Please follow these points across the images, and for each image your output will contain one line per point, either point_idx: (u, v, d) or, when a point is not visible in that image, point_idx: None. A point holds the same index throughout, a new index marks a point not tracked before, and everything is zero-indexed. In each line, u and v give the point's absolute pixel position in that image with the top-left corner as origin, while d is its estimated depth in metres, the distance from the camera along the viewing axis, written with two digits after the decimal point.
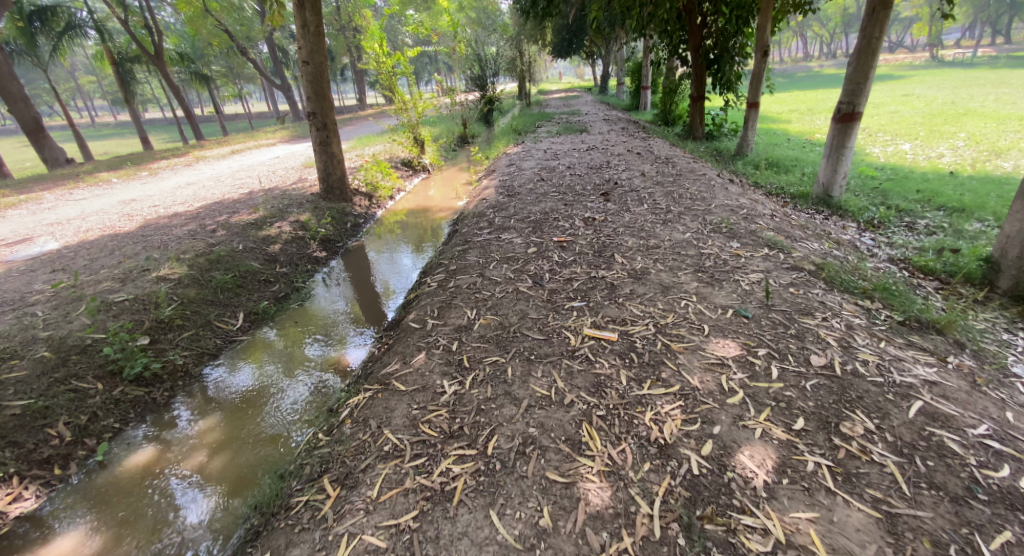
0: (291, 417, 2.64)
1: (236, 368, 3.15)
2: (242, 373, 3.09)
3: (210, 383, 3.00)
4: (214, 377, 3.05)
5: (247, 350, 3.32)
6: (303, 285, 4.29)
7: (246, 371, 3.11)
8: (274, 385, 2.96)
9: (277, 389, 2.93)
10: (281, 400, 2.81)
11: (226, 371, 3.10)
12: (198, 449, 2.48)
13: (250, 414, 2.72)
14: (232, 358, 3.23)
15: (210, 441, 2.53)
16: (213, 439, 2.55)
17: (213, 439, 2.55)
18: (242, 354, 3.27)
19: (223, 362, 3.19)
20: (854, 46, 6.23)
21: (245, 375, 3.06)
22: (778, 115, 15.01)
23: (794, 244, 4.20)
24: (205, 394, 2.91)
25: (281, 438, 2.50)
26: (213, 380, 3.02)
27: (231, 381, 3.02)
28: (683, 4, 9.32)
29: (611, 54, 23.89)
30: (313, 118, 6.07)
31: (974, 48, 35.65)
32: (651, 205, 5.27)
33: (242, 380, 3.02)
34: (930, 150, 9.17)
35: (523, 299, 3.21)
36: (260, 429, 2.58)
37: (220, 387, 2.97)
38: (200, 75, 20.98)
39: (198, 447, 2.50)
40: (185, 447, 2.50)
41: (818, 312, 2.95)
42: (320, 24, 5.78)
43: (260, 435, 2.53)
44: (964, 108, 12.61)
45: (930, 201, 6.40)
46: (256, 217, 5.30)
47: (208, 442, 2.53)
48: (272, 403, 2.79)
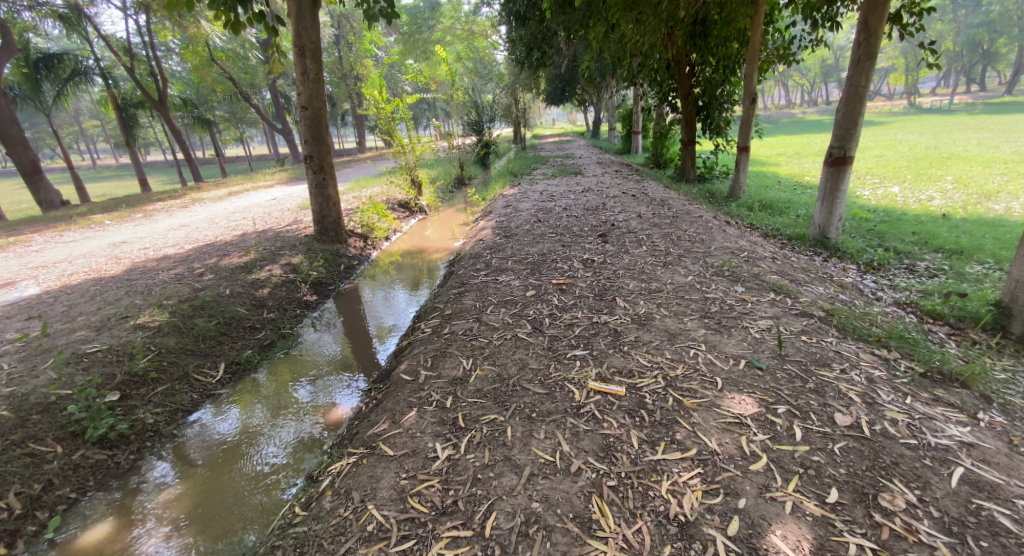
0: (277, 472, 2.46)
1: (222, 413, 3.01)
2: (229, 419, 2.96)
3: (193, 431, 2.85)
4: (197, 425, 2.90)
5: (235, 395, 3.18)
6: (291, 330, 4.10)
7: (233, 417, 2.97)
8: (260, 434, 2.81)
9: (263, 439, 2.77)
10: (267, 451, 2.65)
11: (210, 418, 2.96)
12: (175, 506, 2.31)
13: (234, 466, 2.56)
14: (218, 404, 3.08)
15: (190, 497, 2.37)
16: (192, 494, 2.38)
17: (192, 495, 2.38)
18: (228, 403, 3.10)
19: (209, 407, 3.05)
20: (842, 94, 6.39)
21: (230, 424, 2.90)
22: (767, 159, 15.37)
23: (799, 288, 4.09)
24: (187, 443, 2.76)
25: (266, 497, 2.31)
26: (196, 428, 2.86)
27: (215, 428, 2.87)
28: (673, 55, 9.69)
29: (603, 101, 24.77)
30: (310, 161, 6.07)
31: (951, 95, 37.23)
32: (650, 247, 5.19)
33: (227, 431, 2.85)
34: (920, 193, 9.30)
35: (523, 348, 3.03)
36: (244, 487, 2.39)
37: (203, 437, 2.80)
38: (202, 120, 21.48)
39: (176, 505, 2.32)
40: (162, 504, 2.34)
41: (835, 362, 2.79)
42: (319, 71, 5.89)
43: (241, 491, 2.36)
44: (948, 152, 12.95)
45: (927, 243, 6.38)
46: (246, 260, 5.16)
47: (186, 498, 2.36)
48: (257, 454, 2.63)
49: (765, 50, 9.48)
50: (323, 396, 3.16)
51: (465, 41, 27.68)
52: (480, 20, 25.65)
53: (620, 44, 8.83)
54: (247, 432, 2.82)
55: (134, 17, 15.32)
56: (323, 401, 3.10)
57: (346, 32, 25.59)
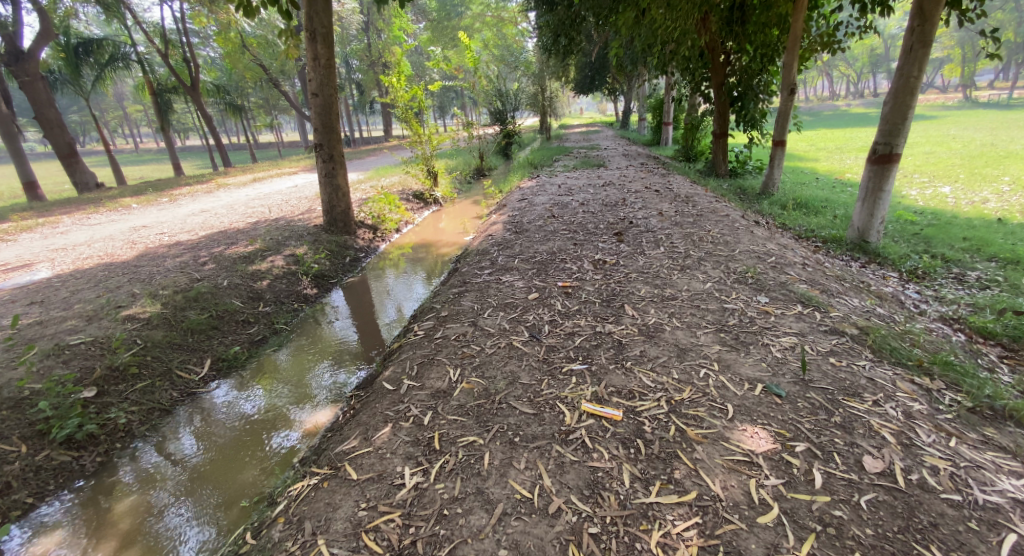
0: (287, 455, 2.53)
1: (247, 392, 3.14)
2: (251, 397, 3.09)
3: (218, 407, 3.00)
4: (224, 402, 3.04)
5: (256, 376, 3.31)
6: (285, 325, 3.97)
7: (255, 396, 3.10)
8: (278, 414, 2.91)
9: (280, 420, 2.85)
10: (283, 432, 2.74)
11: (235, 396, 3.09)
12: (194, 481, 2.43)
13: (252, 444, 2.66)
14: (243, 384, 3.22)
15: (208, 472, 2.49)
16: (211, 469, 2.50)
17: (211, 470, 2.50)
18: (251, 383, 3.23)
19: (232, 387, 3.19)
20: (891, 86, 5.85)
21: (254, 403, 3.02)
22: (805, 154, 14.55)
23: (831, 299, 3.71)
24: (211, 418, 2.90)
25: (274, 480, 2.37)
26: (223, 405, 3.01)
27: (240, 405, 3.01)
28: (706, 42, 9.16)
29: (634, 91, 24.03)
30: (320, 149, 5.94)
31: (1012, 89, 34.77)
32: (669, 248, 4.85)
33: (250, 409, 2.97)
34: (972, 194, 8.57)
35: (516, 359, 2.79)
36: (259, 467, 2.48)
37: (229, 413, 2.94)
38: (234, 105, 21.85)
39: (194, 479, 2.44)
40: (183, 477, 2.47)
41: (867, 392, 2.45)
42: (331, 57, 5.72)
43: (255, 471, 2.45)
44: (1006, 150, 11.97)
45: (979, 250, 5.81)
46: (250, 250, 5.08)
47: (205, 474, 2.48)
48: (272, 433, 2.73)
49: (807, 37, 8.84)
50: (337, 381, 3.21)
51: (494, 28, 27.28)
52: (510, 7, 25.21)
53: (650, 30, 8.31)
54: (266, 412, 2.93)
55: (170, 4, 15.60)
56: (335, 388, 3.14)
57: (376, 19, 25.59)
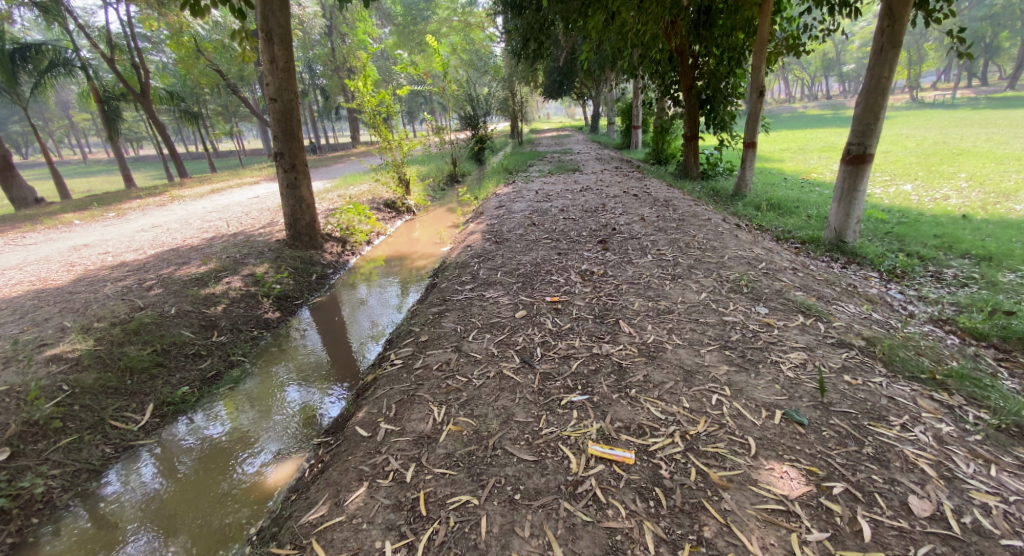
0: (254, 490, 2.32)
1: (213, 416, 2.92)
2: (218, 421, 2.88)
3: (181, 433, 2.78)
4: (188, 428, 2.82)
5: (222, 401, 3.06)
6: (243, 356, 3.54)
7: (221, 420, 2.88)
8: (245, 440, 2.70)
9: (248, 447, 2.65)
10: (250, 460, 2.53)
11: (200, 421, 2.87)
12: (158, 515, 2.23)
13: (219, 475, 2.46)
14: (208, 408, 2.99)
15: (175, 503, 2.29)
16: (177, 501, 2.31)
17: (178, 502, 2.30)
18: (217, 407, 3.00)
19: (196, 412, 2.95)
20: (862, 86, 5.84)
21: (220, 428, 2.81)
22: (772, 154, 14.83)
23: (829, 307, 3.57)
24: (175, 445, 2.69)
25: (238, 521, 2.15)
26: (187, 431, 2.79)
27: (204, 431, 2.79)
28: (676, 45, 9.10)
29: (602, 96, 24.22)
30: (280, 159, 5.49)
31: (954, 89, 36.78)
32: (656, 256, 4.64)
33: (215, 435, 2.76)
34: (934, 191, 8.80)
35: (507, 391, 2.48)
36: (222, 503, 2.26)
37: (194, 440, 2.73)
38: (190, 113, 20.76)
39: (159, 512, 2.25)
40: (146, 511, 2.26)
41: (892, 414, 2.26)
42: (290, 59, 5.30)
43: (226, 502, 2.27)
44: (958, 148, 12.46)
45: (952, 247, 5.85)
46: (204, 270, 4.60)
47: (170, 507, 2.28)
48: (241, 461, 2.53)
49: (773, 40, 8.91)
50: (312, 403, 3.01)
51: (461, 33, 26.94)
52: (477, 12, 24.95)
53: (620, 34, 8.13)
54: (236, 438, 2.72)
55: (115, 7, 14.63)
56: (310, 411, 2.92)
57: (339, 23, 24.90)
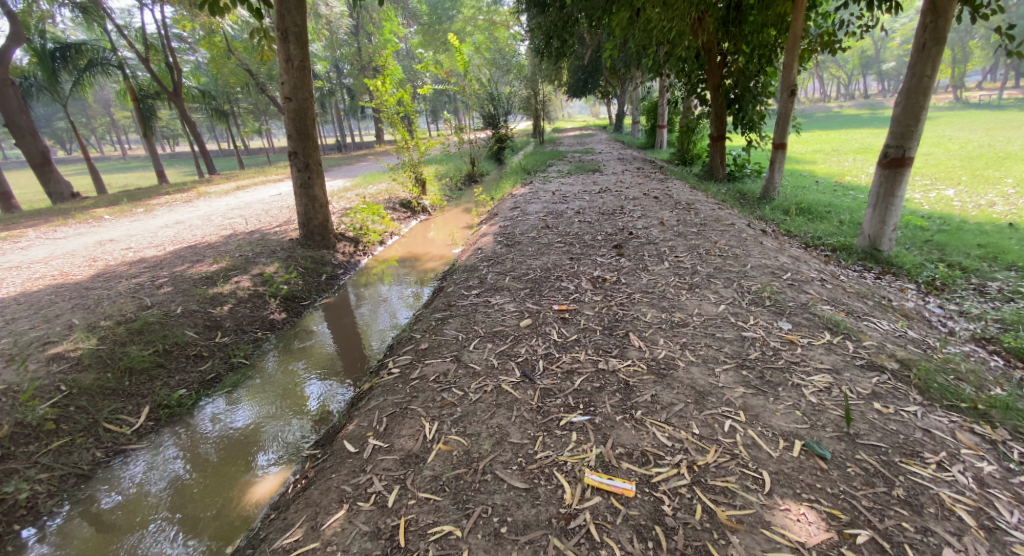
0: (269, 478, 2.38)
1: (235, 406, 3.02)
2: (240, 411, 2.97)
3: (206, 422, 2.88)
4: (212, 417, 2.92)
5: (242, 394, 3.14)
6: (243, 359, 3.51)
7: (243, 410, 2.98)
8: (264, 430, 2.77)
9: (266, 437, 2.72)
10: (268, 451, 2.60)
11: (224, 411, 2.97)
12: (179, 501, 2.31)
13: (238, 463, 2.53)
14: (230, 400, 3.08)
15: (197, 490, 2.37)
16: (198, 489, 2.38)
17: (201, 488, 2.38)
18: (239, 399, 3.09)
19: (220, 403, 3.05)
20: (901, 86, 5.48)
21: (242, 418, 2.90)
22: (802, 156, 14.26)
23: (860, 325, 3.30)
24: (200, 433, 2.79)
25: (253, 510, 2.20)
26: (212, 420, 2.89)
27: (227, 420, 2.88)
28: (702, 42, 8.79)
29: (627, 94, 23.81)
30: (295, 158, 5.48)
31: (1002, 89, 34.87)
32: (673, 263, 4.42)
33: (237, 424, 2.85)
34: (978, 197, 8.25)
35: (503, 408, 2.34)
36: (239, 492, 2.32)
37: (217, 427, 2.83)
38: (220, 111, 21.26)
39: (183, 497, 2.33)
40: (171, 496, 2.35)
41: (926, 450, 2.03)
42: (305, 58, 5.28)
43: (244, 490, 2.33)
44: (1006, 151, 11.71)
45: (997, 258, 5.44)
46: (215, 269, 4.61)
47: (193, 493, 2.36)
48: (259, 451, 2.60)
49: (807, 37, 8.50)
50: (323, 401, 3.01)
51: (486, 32, 26.87)
52: (502, 10, 24.82)
53: (645, 32, 7.86)
54: (253, 432, 2.76)
55: (151, 8, 15.05)
56: (319, 410, 2.92)
57: (365, 22, 25.16)
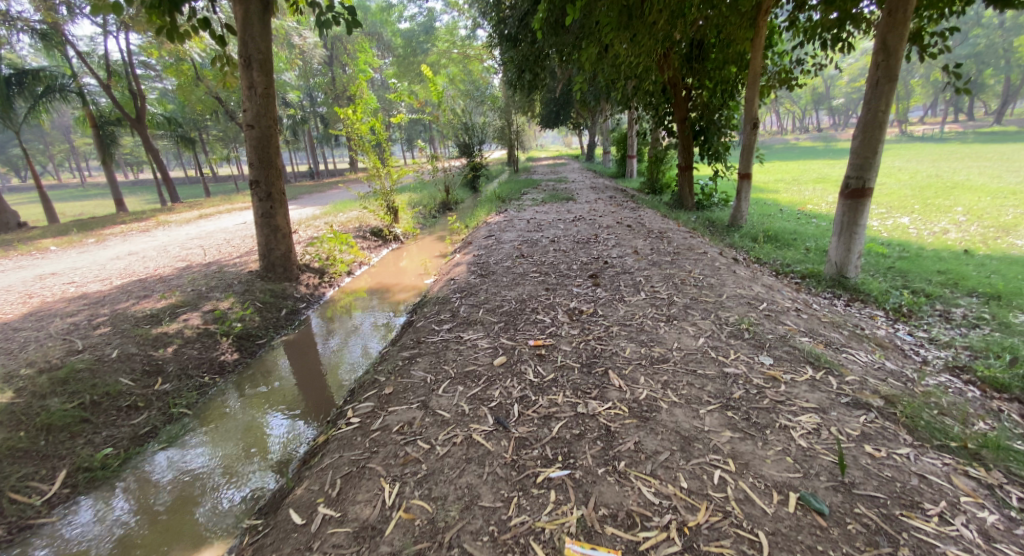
0: (222, 531, 2.22)
1: (193, 450, 2.84)
2: (198, 455, 2.79)
3: (160, 467, 2.69)
4: (167, 461, 2.74)
5: (200, 437, 2.96)
6: (185, 410, 3.18)
7: (202, 454, 2.80)
8: (222, 477, 2.60)
9: (223, 485, 2.54)
10: (225, 500, 2.43)
11: (180, 455, 2.79)
12: None
13: (191, 514, 2.36)
14: (188, 443, 2.90)
15: (143, 545, 2.19)
16: (145, 542, 2.21)
17: (149, 542, 2.21)
18: (197, 441, 2.92)
19: (175, 446, 2.87)
20: (857, 121, 5.68)
21: (200, 462, 2.74)
22: (765, 185, 14.77)
23: (840, 358, 3.23)
24: (152, 479, 2.60)
25: None
26: (167, 464, 2.72)
27: (183, 465, 2.71)
28: (668, 77, 9.01)
29: (597, 125, 24.45)
30: (256, 187, 5.21)
31: (941, 124, 37.61)
32: (650, 294, 4.32)
33: (194, 468, 2.68)
34: (931, 224, 8.61)
35: (473, 464, 2.11)
36: (188, 548, 2.15)
37: (172, 473, 2.65)
38: (186, 138, 20.71)
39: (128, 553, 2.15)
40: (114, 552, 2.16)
41: (926, 500, 1.92)
42: (269, 85, 5.09)
43: (194, 544, 2.17)
44: (951, 181, 12.41)
45: (957, 284, 5.58)
46: (162, 305, 4.26)
47: (140, 548, 2.18)
48: (215, 500, 2.43)
49: (765, 74, 8.88)
50: (281, 451, 2.80)
51: (460, 65, 27.41)
52: (476, 45, 25.44)
53: (614, 67, 8.04)
54: (206, 485, 2.55)
55: (116, 36, 14.69)
56: (276, 461, 2.71)
57: (339, 52, 25.30)
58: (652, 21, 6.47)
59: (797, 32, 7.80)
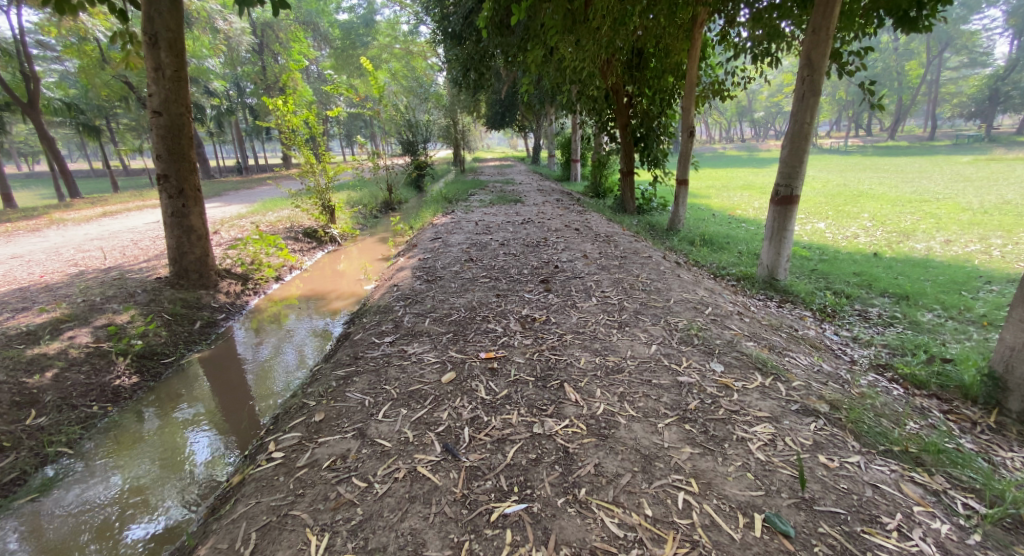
0: None
1: (103, 477, 2.51)
2: (109, 483, 2.47)
3: (62, 496, 2.36)
4: (72, 490, 2.41)
5: (112, 463, 2.62)
6: (64, 449, 2.66)
7: (113, 480, 2.49)
8: (137, 505, 2.31)
9: (137, 514, 2.25)
10: (141, 530, 2.15)
11: (87, 483, 2.46)
12: None
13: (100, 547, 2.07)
14: (97, 470, 2.56)
15: None
16: None
17: None
18: (109, 467, 2.59)
19: (82, 474, 2.53)
20: (786, 131, 5.95)
21: (110, 489, 2.42)
22: (699, 191, 15.49)
23: (784, 363, 3.29)
24: (51, 512, 2.27)
25: None
26: (71, 493, 2.39)
27: (92, 493, 2.39)
28: (611, 84, 9.16)
29: (542, 129, 24.64)
30: (165, 182, 4.58)
31: (847, 138, 41.59)
32: (600, 300, 4.23)
33: (103, 497, 2.37)
34: (845, 229, 9.35)
35: (418, 503, 1.86)
36: None
37: (78, 503, 2.33)
38: (89, 126, 18.45)
39: None
40: None
41: (882, 513, 1.92)
42: (181, 68, 4.50)
43: None
44: (859, 190, 13.60)
45: (871, 285, 6.01)
46: (42, 320, 3.60)
47: None
48: (129, 531, 2.15)
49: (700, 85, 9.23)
50: (204, 476, 2.49)
51: (402, 60, 26.57)
52: (419, 41, 24.70)
53: (559, 71, 7.99)
54: (118, 516, 2.24)
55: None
56: (189, 493, 2.37)
57: (270, 41, 23.69)
58: (596, 27, 6.48)
59: (728, 46, 8.14)
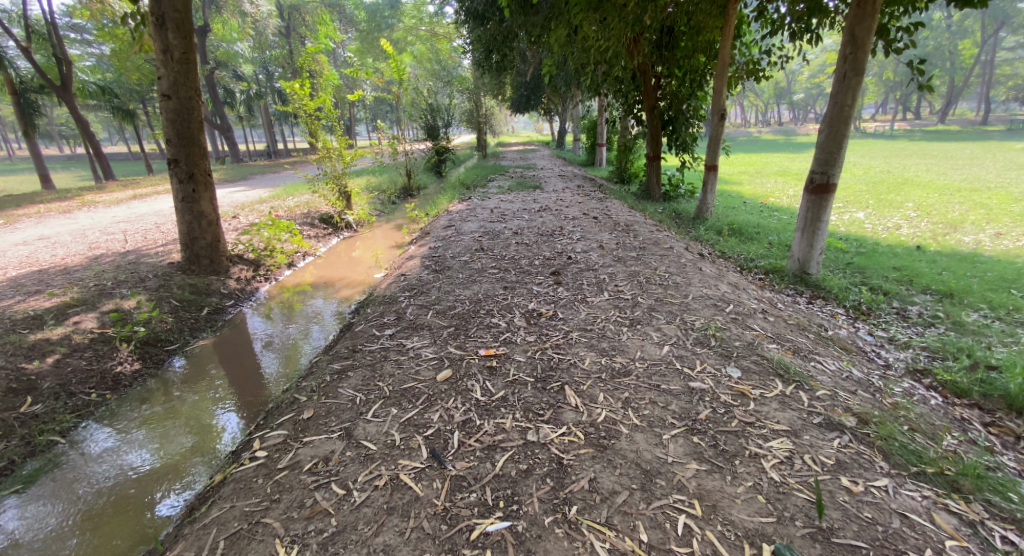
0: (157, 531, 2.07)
1: (136, 448, 2.68)
2: (142, 452, 2.64)
3: (97, 467, 2.53)
4: (107, 460, 2.58)
5: (144, 434, 2.79)
6: (54, 439, 2.67)
7: (145, 450, 2.65)
8: (163, 475, 2.45)
9: (164, 483, 2.39)
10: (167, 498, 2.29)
11: (121, 454, 2.62)
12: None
13: (128, 514, 2.21)
14: (131, 441, 2.73)
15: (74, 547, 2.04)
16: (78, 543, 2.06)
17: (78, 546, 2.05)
18: (141, 438, 2.75)
19: (116, 444, 2.70)
20: (824, 113, 5.49)
21: (142, 458, 2.59)
22: (730, 177, 14.83)
23: (808, 368, 3.04)
24: (86, 481, 2.43)
25: None
26: (107, 463, 2.55)
27: (126, 462, 2.56)
28: (637, 64, 8.78)
29: (568, 112, 24.02)
30: (175, 167, 4.57)
31: (893, 121, 39.10)
32: (613, 294, 4.03)
33: (136, 465, 2.54)
34: (885, 219, 8.77)
35: (395, 516, 1.75)
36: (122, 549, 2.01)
37: (114, 470, 2.50)
38: (124, 110, 18.90)
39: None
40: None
41: (910, 548, 1.71)
42: (189, 50, 4.44)
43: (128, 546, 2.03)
44: (903, 177, 12.75)
45: (911, 281, 5.58)
46: (52, 304, 3.66)
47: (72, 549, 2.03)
48: (156, 499, 2.29)
49: (733, 64, 8.69)
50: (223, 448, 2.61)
51: (427, 42, 26.17)
52: (444, 22, 24.24)
53: (583, 51, 7.57)
54: (145, 485, 2.38)
55: None
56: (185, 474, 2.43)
57: (296, 24, 23.64)
58: (622, 3, 6.09)
59: (766, 22, 7.56)
